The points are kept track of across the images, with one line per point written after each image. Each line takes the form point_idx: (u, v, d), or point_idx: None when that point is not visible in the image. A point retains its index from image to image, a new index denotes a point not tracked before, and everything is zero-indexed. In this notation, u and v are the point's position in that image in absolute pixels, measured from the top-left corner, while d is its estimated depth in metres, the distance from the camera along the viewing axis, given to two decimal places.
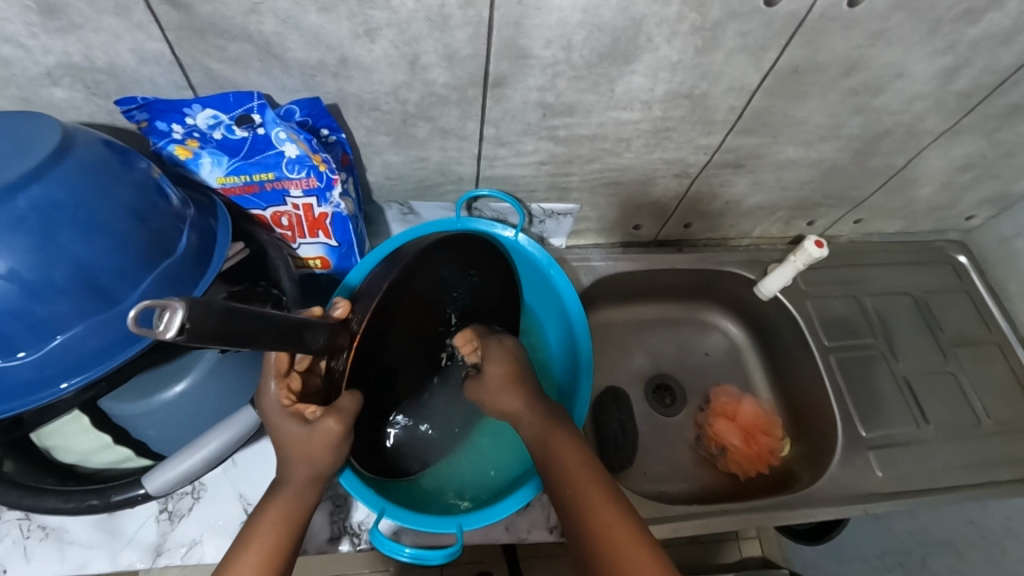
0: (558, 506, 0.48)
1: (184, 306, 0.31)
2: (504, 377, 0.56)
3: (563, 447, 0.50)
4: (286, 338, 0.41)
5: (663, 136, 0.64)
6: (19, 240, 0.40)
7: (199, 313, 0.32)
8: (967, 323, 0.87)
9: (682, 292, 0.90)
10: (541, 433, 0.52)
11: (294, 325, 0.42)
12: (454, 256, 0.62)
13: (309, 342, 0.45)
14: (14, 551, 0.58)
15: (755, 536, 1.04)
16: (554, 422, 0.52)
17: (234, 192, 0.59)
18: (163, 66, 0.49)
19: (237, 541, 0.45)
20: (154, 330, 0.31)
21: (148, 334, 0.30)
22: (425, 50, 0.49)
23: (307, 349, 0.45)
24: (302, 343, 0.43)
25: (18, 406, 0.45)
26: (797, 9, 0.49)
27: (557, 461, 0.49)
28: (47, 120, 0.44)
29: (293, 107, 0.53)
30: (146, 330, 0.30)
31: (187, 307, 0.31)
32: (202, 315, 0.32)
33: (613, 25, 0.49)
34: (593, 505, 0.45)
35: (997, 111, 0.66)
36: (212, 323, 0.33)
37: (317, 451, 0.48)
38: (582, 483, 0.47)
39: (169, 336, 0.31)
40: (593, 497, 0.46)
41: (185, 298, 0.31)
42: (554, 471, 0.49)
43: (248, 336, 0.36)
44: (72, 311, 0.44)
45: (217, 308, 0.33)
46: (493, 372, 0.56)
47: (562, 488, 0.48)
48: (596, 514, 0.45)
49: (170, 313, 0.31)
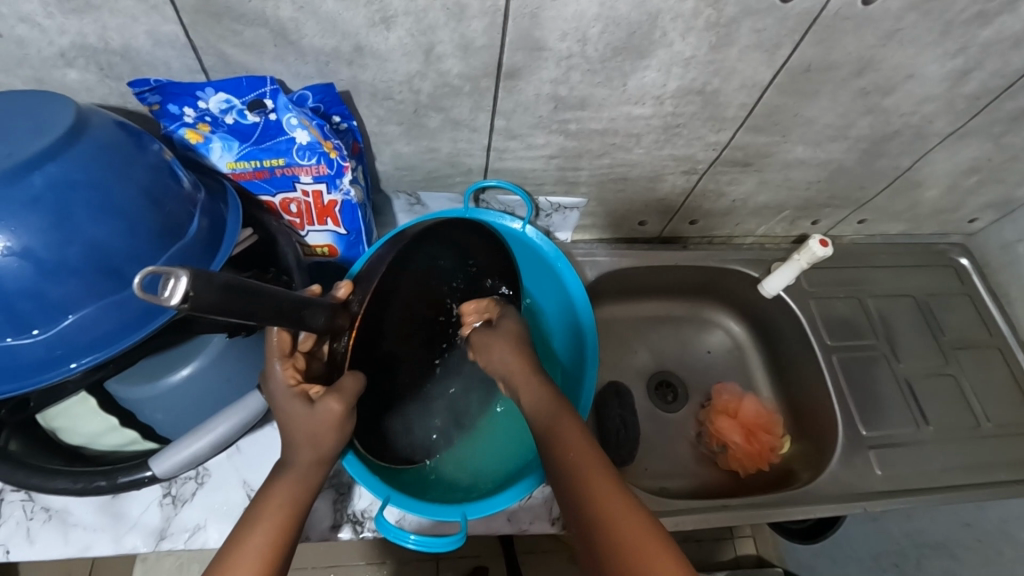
0: (558, 490, 0.48)
1: (188, 273, 0.32)
2: (513, 338, 0.57)
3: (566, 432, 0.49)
4: (287, 314, 0.42)
5: (673, 133, 0.64)
6: (34, 218, 0.40)
7: (201, 287, 0.33)
8: (968, 327, 0.87)
9: (686, 290, 0.90)
10: (546, 414, 0.51)
11: (295, 302, 0.43)
12: (453, 246, 0.62)
13: (310, 322, 0.45)
14: (17, 532, 0.58)
15: (750, 535, 1.16)
16: (560, 403, 0.51)
17: (244, 177, 0.59)
18: (177, 50, 0.49)
19: (241, 523, 0.45)
20: (159, 297, 0.32)
21: (152, 299, 0.31)
22: (440, 39, 0.50)
23: (307, 328, 0.45)
24: (302, 322, 0.44)
25: (28, 385, 0.45)
26: (812, 7, 0.49)
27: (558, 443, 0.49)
28: (63, 101, 0.44)
29: (306, 92, 0.53)
30: (150, 296, 0.31)
31: (190, 275, 0.32)
32: (205, 289, 0.33)
33: (628, 20, 0.49)
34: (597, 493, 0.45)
35: (1005, 115, 0.66)
36: (216, 298, 0.34)
37: (321, 433, 0.48)
38: (588, 470, 0.46)
39: (174, 303, 0.32)
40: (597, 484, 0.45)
41: (189, 266, 0.32)
42: (554, 454, 0.48)
43: (250, 312, 0.37)
44: (85, 291, 0.44)
45: (219, 282, 0.34)
46: (509, 325, 0.59)
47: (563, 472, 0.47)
48: (603, 503, 0.44)
49: (175, 280, 0.32)
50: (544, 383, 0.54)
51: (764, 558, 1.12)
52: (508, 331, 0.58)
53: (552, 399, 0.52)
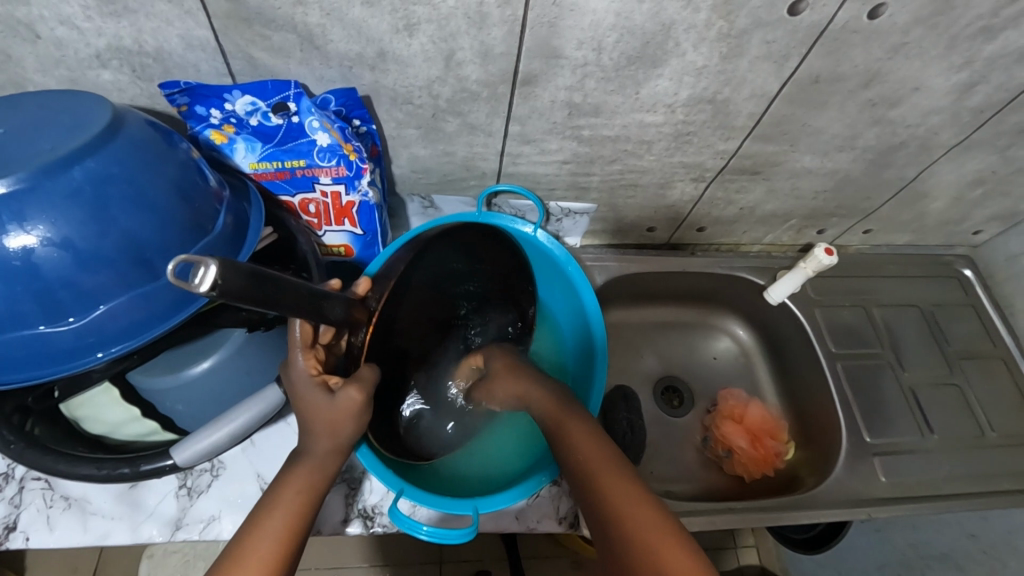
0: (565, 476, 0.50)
1: (216, 263, 0.34)
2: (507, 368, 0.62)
3: (574, 431, 0.51)
4: (306, 304, 0.43)
5: (683, 140, 0.66)
6: (74, 210, 0.42)
7: (229, 273, 0.34)
8: (973, 337, 0.88)
9: (692, 297, 0.91)
10: (555, 417, 0.53)
11: (314, 293, 0.44)
12: (471, 249, 0.65)
13: (329, 313, 0.46)
14: (38, 519, 0.59)
15: (753, 545, 1.16)
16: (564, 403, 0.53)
17: (266, 177, 0.60)
18: (207, 53, 0.51)
19: (260, 506, 0.46)
20: (191, 285, 0.34)
21: (184, 286, 0.33)
22: (461, 46, 0.51)
23: (326, 320, 0.46)
24: (321, 313, 0.45)
25: (59, 371, 0.47)
26: (820, 20, 0.51)
27: (568, 442, 0.50)
28: (100, 101, 0.46)
29: (328, 96, 0.55)
30: (183, 283, 0.33)
31: (219, 265, 0.34)
32: (231, 275, 0.35)
33: (643, 29, 0.51)
34: (599, 477, 0.46)
35: (1009, 128, 0.67)
36: (242, 286, 0.36)
37: (340, 421, 0.49)
38: (598, 466, 0.47)
39: (202, 290, 0.34)
40: (603, 466, 0.47)
41: (218, 256, 0.34)
42: (568, 456, 0.50)
43: (272, 300, 0.38)
44: (117, 281, 0.45)
45: (244, 270, 0.36)
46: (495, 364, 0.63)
47: (569, 459, 0.49)
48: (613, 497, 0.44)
49: (204, 269, 0.34)
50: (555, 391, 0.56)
51: (768, 568, 1.12)
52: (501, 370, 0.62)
53: (562, 405, 0.54)
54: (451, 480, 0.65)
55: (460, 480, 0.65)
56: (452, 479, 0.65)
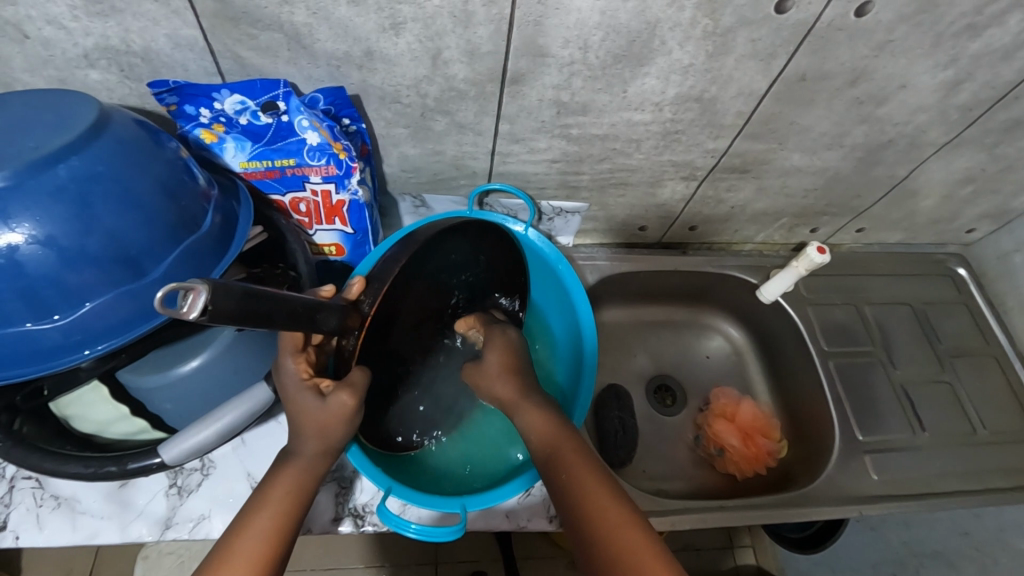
0: (557, 502, 0.49)
1: (207, 289, 0.33)
2: (498, 369, 0.57)
3: (573, 458, 0.49)
4: (299, 318, 0.43)
5: (672, 139, 0.66)
6: (58, 207, 0.42)
7: (220, 298, 0.34)
8: (965, 335, 0.88)
9: (684, 296, 0.92)
10: (549, 439, 0.52)
11: (308, 305, 0.44)
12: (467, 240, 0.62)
13: (322, 323, 0.46)
14: (27, 518, 0.59)
15: (750, 545, 1.16)
16: (560, 424, 0.52)
17: (255, 177, 0.60)
18: (195, 52, 0.51)
19: (247, 507, 0.46)
20: (179, 311, 0.33)
21: (174, 314, 0.32)
22: (447, 45, 0.52)
23: (319, 330, 0.46)
24: (314, 324, 0.45)
25: (45, 369, 0.47)
26: (805, 17, 0.51)
27: (567, 469, 0.49)
28: (86, 99, 0.46)
29: (316, 95, 0.55)
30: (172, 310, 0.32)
31: (210, 290, 0.33)
32: (223, 298, 0.34)
33: (628, 28, 0.51)
34: (597, 507, 0.46)
35: (997, 126, 0.68)
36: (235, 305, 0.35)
37: (330, 424, 0.49)
38: (597, 497, 0.47)
39: (192, 317, 0.33)
40: (601, 497, 0.47)
41: (208, 281, 0.33)
42: (562, 483, 0.49)
43: (266, 313, 0.38)
44: (102, 279, 0.45)
45: (236, 291, 0.35)
46: (491, 361, 0.57)
47: (563, 485, 0.49)
48: (614, 528, 0.45)
49: (194, 295, 0.33)
50: (546, 404, 0.55)
51: (764, 568, 1.12)
52: (494, 370, 0.57)
53: (554, 425, 0.53)
54: (438, 480, 0.65)
55: (457, 469, 0.67)
56: (450, 469, 0.66)
